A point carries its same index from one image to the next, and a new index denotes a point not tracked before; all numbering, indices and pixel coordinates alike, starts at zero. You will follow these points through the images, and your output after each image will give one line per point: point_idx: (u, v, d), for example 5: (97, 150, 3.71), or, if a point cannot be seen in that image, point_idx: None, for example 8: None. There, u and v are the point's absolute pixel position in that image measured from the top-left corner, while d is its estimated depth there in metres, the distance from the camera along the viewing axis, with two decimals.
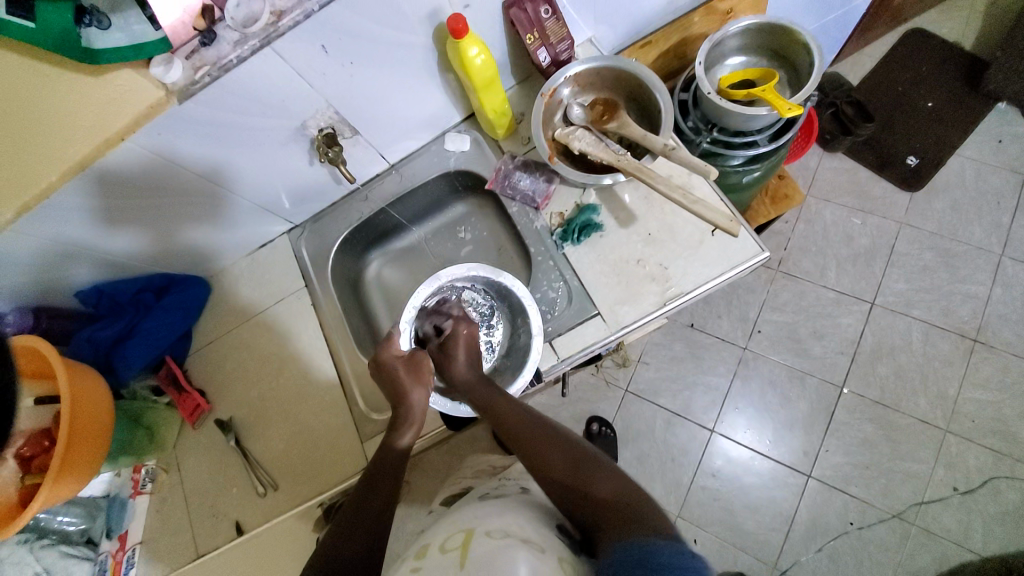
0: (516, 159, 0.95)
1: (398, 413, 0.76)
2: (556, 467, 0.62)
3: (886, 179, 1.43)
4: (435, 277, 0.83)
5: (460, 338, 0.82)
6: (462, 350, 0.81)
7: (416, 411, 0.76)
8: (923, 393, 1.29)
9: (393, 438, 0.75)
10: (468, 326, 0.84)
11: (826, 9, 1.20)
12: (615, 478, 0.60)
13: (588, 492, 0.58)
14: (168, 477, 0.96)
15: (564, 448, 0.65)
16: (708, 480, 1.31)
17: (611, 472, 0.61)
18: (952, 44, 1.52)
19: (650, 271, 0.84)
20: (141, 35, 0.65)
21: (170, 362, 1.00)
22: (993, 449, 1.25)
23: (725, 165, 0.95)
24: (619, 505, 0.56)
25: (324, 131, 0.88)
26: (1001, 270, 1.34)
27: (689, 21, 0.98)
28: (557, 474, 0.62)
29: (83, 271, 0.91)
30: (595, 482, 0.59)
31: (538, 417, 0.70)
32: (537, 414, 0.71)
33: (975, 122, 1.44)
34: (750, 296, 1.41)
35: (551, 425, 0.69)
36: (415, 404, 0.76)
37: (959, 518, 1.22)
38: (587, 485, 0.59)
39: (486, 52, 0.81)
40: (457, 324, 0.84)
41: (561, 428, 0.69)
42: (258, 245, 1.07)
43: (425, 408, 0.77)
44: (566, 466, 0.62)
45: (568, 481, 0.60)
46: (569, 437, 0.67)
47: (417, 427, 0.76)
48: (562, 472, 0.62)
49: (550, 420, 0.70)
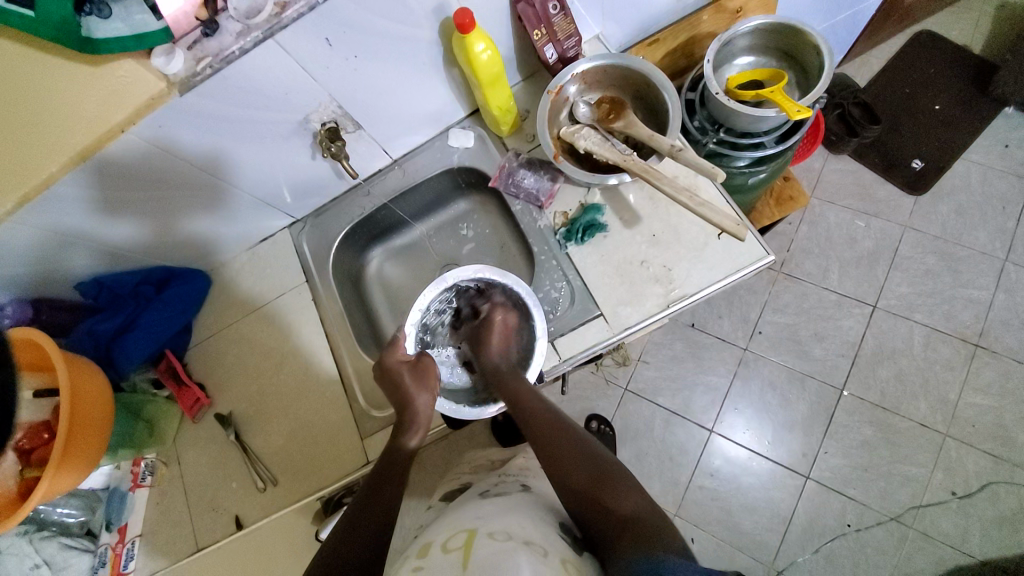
0: (520, 156, 0.94)
1: (403, 417, 0.76)
2: (580, 479, 0.64)
3: (891, 181, 1.43)
4: (441, 279, 0.80)
5: (495, 322, 0.84)
6: (496, 334, 0.84)
7: (422, 415, 0.76)
8: (923, 397, 1.29)
9: (401, 440, 0.75)
10: (505, 311, 0.85)
11: (835, 9, 1.19)
12: (636, 497, 0.61)
13: (610, 506, 0.59)
14: (168, 471, 0.96)
15: (587, 456, 0.67)
16: (706, 480, 1.31)
17: (634, 490, 0.62)
18: (960, 46, 1.51)
19: (654, 273, 0.84)
20: (142, 25, 0.63)
21: (170, 356, 0.99)
22: (992, 454, 1.25)
23: (731, 166, 0.94)
24: (639, 524, 0.57)
25: (327, 125, 0.87)
26: (1005, 275, 1.33)
27: (698, 19, 0.97)
28: (579, 484, 0.63)
29: (83, 261, 0.90)
30: (617, 497, 0.60)
31: (563, 423, 0.72)
32: (562, 418, 0.73)
33: (982, 126, 1.43)
34: (751, 297, 1.41)
35: (575, 432, 0.71)
36: (421, 408, 0.77)
37: (956, 522, 1.22)
38: (609, 499, 0.60)
39: (492, 47, 0.80)
40: (494, 308, 0.86)
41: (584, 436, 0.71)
42: (259, 238, 1.07)
43: (430, 413, 0.77)
44: (590, 479, 0.63)
45: (590, 493, 0.62)
46: (591, 447, 0.69)
47: (423, 430, 0.76)
48: (583, 483, 0.63)
49: (573, 427, 0.72)
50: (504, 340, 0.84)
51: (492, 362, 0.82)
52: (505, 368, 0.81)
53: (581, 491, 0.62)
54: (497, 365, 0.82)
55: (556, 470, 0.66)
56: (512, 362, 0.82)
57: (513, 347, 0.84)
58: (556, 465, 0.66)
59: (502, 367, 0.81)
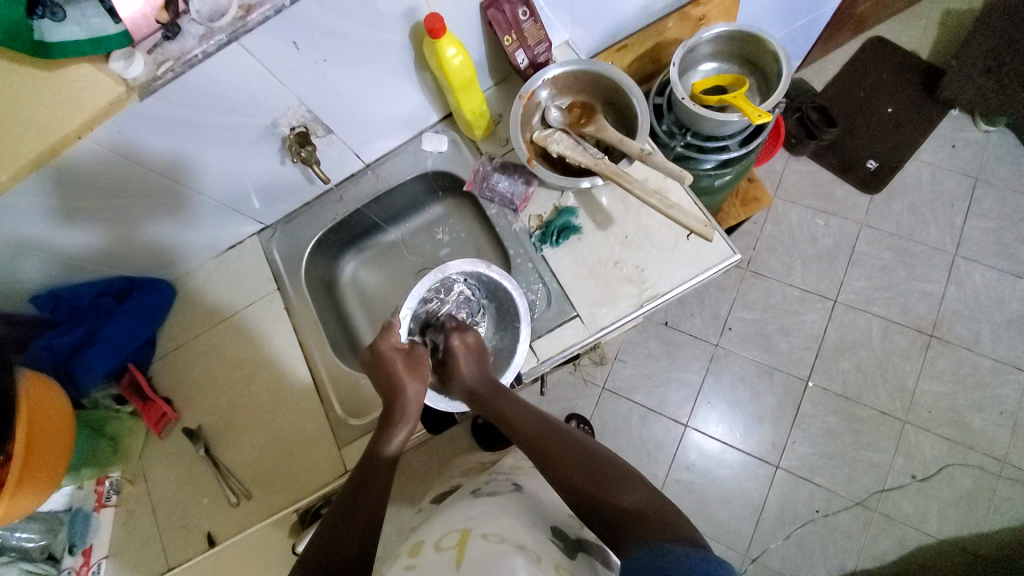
0: (494, 160, 0.95)
1: (391, 410, 0.75)
2: (577, 473, 0.64)
3: (849, 182, 1.49)
4: (439, 268, 0.81)
5: (455, 349, 0.81)
6: (463, 358, 0.81)
7: (411, 408, 0.75)
8: (883, 386, 1.36)
9: (379, 446, 0.73)
10: (461, 334, 0.83)
11: (793, 16, 1.24)
12: (637, 487, 0.61)
13: (610, 500, 0.60)
14: (135, 489, 0.92)
15: (579, 451, 0.67)
16: (682, 473, 1.34)
17: (629, 478, 0.63)
18: (909, 52, 1.59)
19: (628, 273, 0.85)
20: (100, 29, 0.61)
21: (133, 370, 0.95)
22: (948, 438, 1.32)
23: (698, 169, 0.97)
24: (644, 515, 0.57)
25: (296, 130, 0.85)
26: (955, 268, 1.41)
27: (664, 26, 0.99)
28: (581, 485, 0.63)
29: (34, 269, 0.85)
30: (615, 487, 0.61)
31: (546, 419, 0.73)
32: (544, 414, 0.74)
33: (931, 127, 1.51)
34: (720, 294, 1.45)
35: (559, 427, 0.72)
36: (410, 399, 0.76)
37: (916, 503, 1.28)
38: (610, 495, 0.60)
39: (464, 53, 0.80)
40: (449, 335, 0.83)
41: (568, 428, 0.72)
42: (226, 246, 1.04)
43: (419, 404, 0.77)
44: (588, 477, 0.63)
45: (588, 489, 0.62)
46: (577, 437, 0.70)
47: (410, 424, 0.75)
48: (580, 480, 0.63)
49: (557, 422, 0.73)
50: (474, 360, 0.81)
51: (464, 384, 0.79)
52: (481, 387, 0.77)
53: (582, 490, 0.62)
54: (471, 386, 0.78)
55: (552, 468, 0.66)
56: (487, 379, 0.78)
57: (483, 361, 0.81)
58: (551, 462, 0.67)
59: (477, 386, 0.78)
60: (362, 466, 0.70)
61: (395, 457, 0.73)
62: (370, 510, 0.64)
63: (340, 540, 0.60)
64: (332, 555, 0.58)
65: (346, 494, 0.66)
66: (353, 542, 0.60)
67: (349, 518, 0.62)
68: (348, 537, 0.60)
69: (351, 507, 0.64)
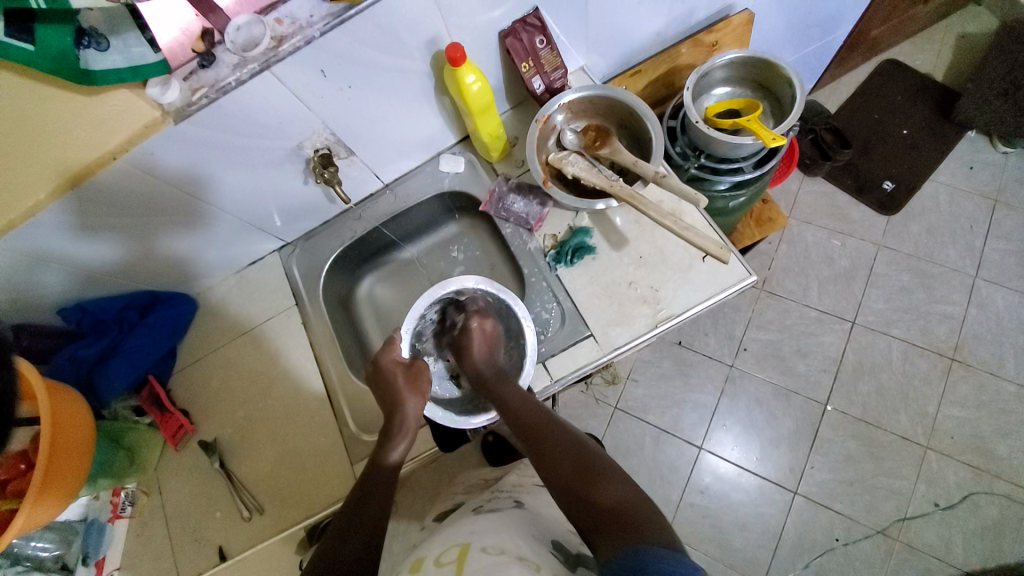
0: (510, 181, 0.97)
1: (391, 424, 0.76)
2: (567, 472, 0.64)
3: (864, 203, 1.48)
4: (444, 286, 0.82)
5: (473, 330, 0.84)
6: (478, 343, 0.83)
7: (409, 421, 0.76)
8: (904, 411, 1.33)
9: (381, 455, 0.74)
10: (481, 318, 0.85)
11: (803, 42, 1.25)
12: (623, 488, 0.61)
13: (594, 497, 0.60)
14: (149, 501, 0.93)
15: (570, 452, 0.67)
16: (697, 497, 1.32)
17: (619, 479, 0.62)
18: (925, 74, 1.59)
19: (641, 293, 0.86)
20: (140, 57, 0.65)
21: (154, 383, 0.97)
22: (972, 465, 1.28)
23: (712, 190, 0.98)
24: (624, 513, 0.57)
25: (320, 152, 0.88)
26: (976, 290, 1.39)
27: (677, 52, 1.01)
28: (568, 478, 0.64)
29: (58, 283, 0.86)
30: (601, 487, 0.61)
31: (539, 406, 0.75)
32: (538, 401, 0.76)
33: (948, 149, 1.50)
34: (735, 315, 1.44)
35: (554, 418, 0.73)
36: (408, 414, 0.77)
37: (941, 534, 1.24)
38: (594, 492, 0.61)
39: (482, 79, 0.83)
40: (470, 316, 0.85)
41: (563, 422, 0.73)
42: (247, 262, 1.07)
43: (418, 418, 0.77)
44: (576, 472, 0.64)
45: (578, 489, 0.62)
46: (572, 435, 0.71)
47: (410, 437, 0.76)
48: (570, 475, 0.64)
49: (552, 412, 0.75)
50: (488, 348, 0.83)
51: (474, 368, 0.82)
52: (491, 373, 0.80)
53: (571, 487, 0.63)
54: (482, 372, 0.81)
55: (545, 465, 0.67)
56: (497, 365, 0.82)
57: (497, 351, 0.84)
58: (545, 460, 0.68)
59: (487, 373, 0.81)
60: (365, 473, 0.71)
61: (396, 465, 0.73)
62: (371, 517, 0.64)
63: (338, 551, 0.60)
64: (334, 561, 0.59)
65: (351, 503, 0.67)
66: (357, 552, 0.60)
67: (352, 528, 0.62)
68: (345, 552, 0.60)
69: (356, 512, 0.65)
